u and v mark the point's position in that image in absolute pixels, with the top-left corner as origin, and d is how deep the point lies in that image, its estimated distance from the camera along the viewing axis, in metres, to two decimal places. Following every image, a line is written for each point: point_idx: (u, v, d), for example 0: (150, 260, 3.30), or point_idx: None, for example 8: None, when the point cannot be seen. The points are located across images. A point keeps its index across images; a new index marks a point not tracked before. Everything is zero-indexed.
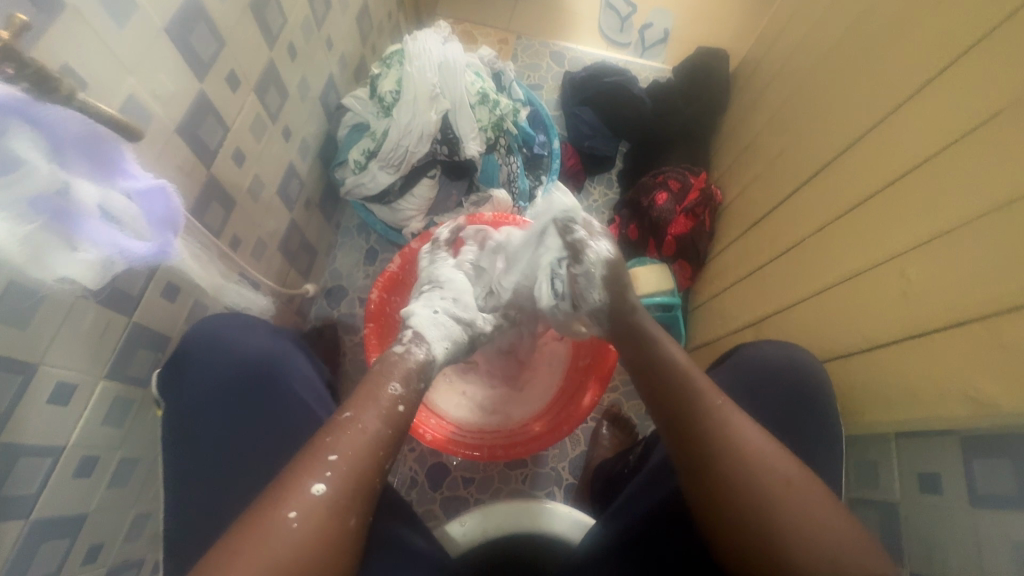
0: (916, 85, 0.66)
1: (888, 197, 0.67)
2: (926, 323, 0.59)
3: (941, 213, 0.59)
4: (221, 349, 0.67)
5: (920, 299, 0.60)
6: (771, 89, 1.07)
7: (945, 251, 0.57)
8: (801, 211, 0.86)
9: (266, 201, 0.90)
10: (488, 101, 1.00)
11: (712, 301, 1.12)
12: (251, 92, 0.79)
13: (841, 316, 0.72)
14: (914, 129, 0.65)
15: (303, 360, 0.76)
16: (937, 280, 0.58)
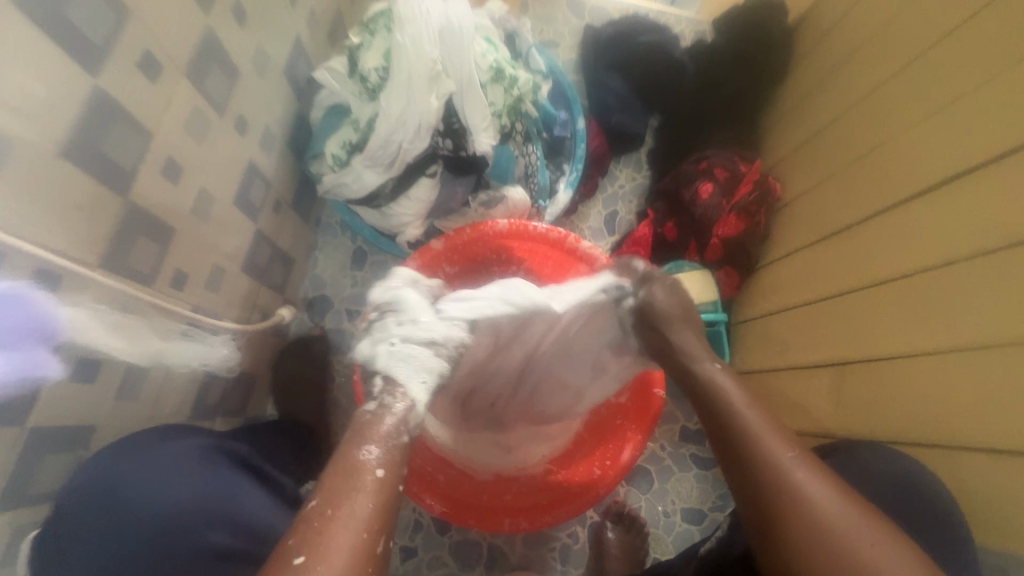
0: (928, 183, 0.66)
1: (895, 293, 0.68)
2: (925, 434, 0.62)
3: (938, 330, 0.62)
4: (142, 484, 0.53)
5: (916, 407, 0.64)
6: (854, 62, 0.85)
7: (945, 370, 0.60)
8: (869, 248, 0.74)
9: (220, 219, 0.70)
10: (504, 77, 0.77)
11: (765, 319, 0.95)
12: (182, 80, 0.57)
13: (845, 397, 0.74)
14: (924, 230, 0.66)
15: (254, 485, 0.62)
16: (937, 395, 0.61)
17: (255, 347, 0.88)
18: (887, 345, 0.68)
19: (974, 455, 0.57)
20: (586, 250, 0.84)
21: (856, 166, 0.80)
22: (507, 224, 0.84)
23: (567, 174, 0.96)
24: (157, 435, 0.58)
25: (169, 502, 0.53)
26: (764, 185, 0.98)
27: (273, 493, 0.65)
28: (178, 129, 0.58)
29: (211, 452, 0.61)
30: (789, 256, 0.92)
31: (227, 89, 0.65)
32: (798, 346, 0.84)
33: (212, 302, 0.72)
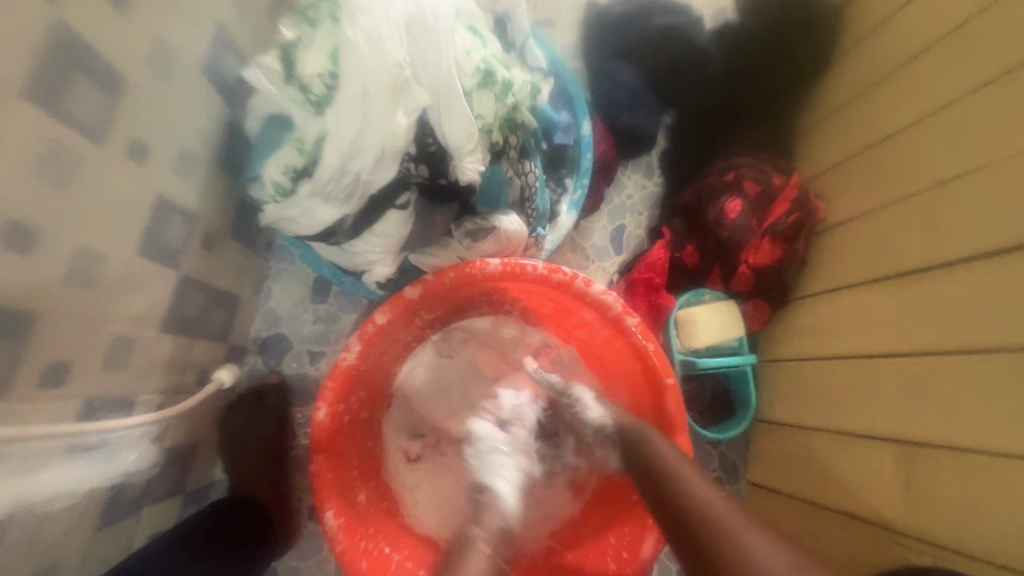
0: (998, 245, 0.56)
1: (942, 370, 0.59)
2: (944, 535, 0.56)
3: (992, 426, 0.53)
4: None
5: (945, 506, 0.57)
6: (919, 62, 0.69)
7: (995, 473, 0.52)
8: (967, 306, 0.58)
9: (115, 282, 0.52)
10: (495, 81, 0.59)
11: (802, 364, 0.81)
12: (18, 104, 0.39)
13: (867, 478, 0.66)
14: (990, 302, 0.55)
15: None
16: (975, 497, 0.54)
17: (190, 415, 0.71)
18: (977, 437, 0.54)
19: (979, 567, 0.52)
20: (597, 295, 0.69)
21: (935, 194, 0.64)
22: (499, 265, 0.67)
23: (570, 193, 0.79)
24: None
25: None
26: (804, 204, 0.82)
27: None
28: (18, 176, 0.40)
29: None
30: (839, 293, 0.77)
31: (107, 109, 0.47)
32: (851, 413, 0.70)
33: (114, 386, 0.55)
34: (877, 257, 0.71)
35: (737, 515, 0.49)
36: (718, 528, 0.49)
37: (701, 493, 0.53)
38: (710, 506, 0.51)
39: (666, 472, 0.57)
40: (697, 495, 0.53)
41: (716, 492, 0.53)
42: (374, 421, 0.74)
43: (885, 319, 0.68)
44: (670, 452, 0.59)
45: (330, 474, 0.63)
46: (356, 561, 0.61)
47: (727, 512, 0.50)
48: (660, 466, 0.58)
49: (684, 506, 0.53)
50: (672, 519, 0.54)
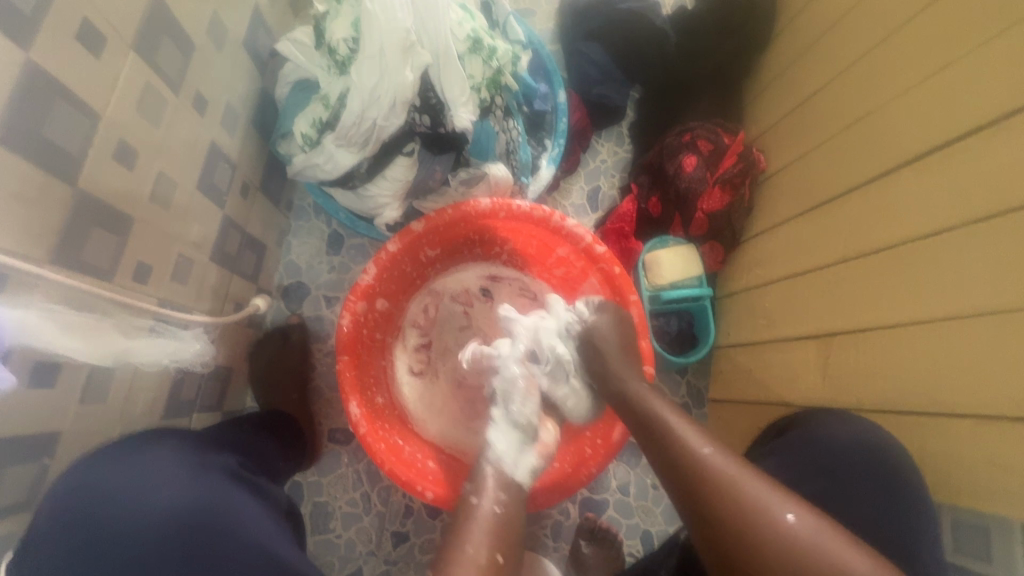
0: (936, 141, 0.63)
1: (895, 259, 0.67)
2: (919, 402, 0.62)
3: (944, 296, 0.60)
4: (132, 492, 0.50)
5: (912, 377, 0.63)
6: (832, 35, 0.85)
7: (952, 337, 0.58)
8: (916, 200, 0.65)
9: (183, 207, 0.65)
10: (482, 48, 0.74)
11: (753, 291, 0.95)
12: (130, 52, 0.52)
13: (845, 372, 0.72)
14: (932, 190, 0.63)
15: (248, 497, 0.59)
16: (938, 363, 0.60)
17: (229, 339, 0.84)
18: (872, 318, 0.69)
19: (953, 422, 0.58)
20: (571, 228, 0.82)
21: (843, 136, 0.79)
22: (489, 203, 0.81)
23: (549, 149, 0.93)
24: (128, 444, 0.55)
25: (157, 508, 0.50)
26: (747, 157, 0.97)
27: (265, 505, 0.62)
28: (128, 108, 0.53)
29: (201, 464, 0.57)
30: (777, 228, 0.92)
31: (182, 64, 0.60)
32: (788, 321, 0.84)
33: (180, 295, 0.68)
34: (805, 193, 0.86)
35: (706, 444, 0.59)
36: (687, 451, 0.59)
37: (640, 390, 0.69)
38: (685, 445, 0.60)
39: (649, 414, 0.66)
40: (637, 393, 0.69)
41: (688, 424, 0.62)
42: (386, 343, 0.88)
43: (844, 228, 0.76)
44: (639, 384, 0.70)
45: (351, 372, 0.76)
46: (376, 443, 0.75)
47: (694, 436, 0.60)
48: (633, 393, 0.69)
49: (663, 430, 0.63)
50: (647, 439, 0.64)
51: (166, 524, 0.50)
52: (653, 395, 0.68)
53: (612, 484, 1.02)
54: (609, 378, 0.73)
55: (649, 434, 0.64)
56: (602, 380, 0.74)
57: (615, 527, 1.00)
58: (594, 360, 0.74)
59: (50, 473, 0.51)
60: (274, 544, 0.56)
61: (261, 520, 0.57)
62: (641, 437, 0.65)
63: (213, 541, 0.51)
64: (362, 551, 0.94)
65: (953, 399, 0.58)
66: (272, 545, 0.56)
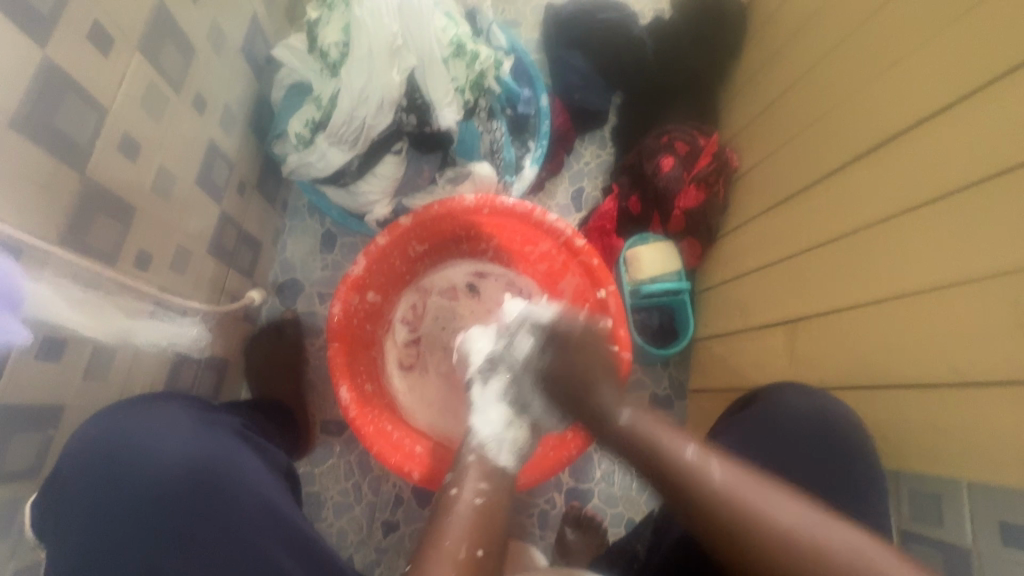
0: (887, 133, 0.68)
1: (853, 245, 0.71)
2: (875, 378, 0.66)
3: (897, 277, 0.64)
4: (142, 443, 0.53)
5: (869, 353, 0.67)
6: (796, 41, 0.91)
7: (904, 314, 0.62)
8: (871, 188, 0.70)
9: (182, 200, 0.69)
10: (465, 52, 0.79)
11: (728, 284, 0.99)
12: (135, 53, 0.56)
13: (811, 355, 0.76)
14: (884, 179, 0.68)
15: (250, 454, 0.60)
16: (892, 339, 0.64)
17: (225, 330, 0.87)
18: (833, 301, 0.73)
19: (904, 395, 0.62)
20: (552, 223, 0.86)
21: (806, 133, 0.84)
22: (474, 200, 0.85)
23: (532, 150, 0.97)
24: (138, 403, 0.58)
25: (162, 458, 0.53)
26: (720, 157, 1.02)
27: (267, 463, 0.63)
28: (133, 104, 0.57)
29: (205, 423, 0.59)
30: (749, 224, 0.96)
31: (183, 66, 0.65)
32: (759, 310, 0.88)
33: (179, 284, 0.71)
34: (773, 189, 0.91)
35: (688, 445, 0.61)
36: (670, 451, 0.61)
37: (624, 418, 0.68)
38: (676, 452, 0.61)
39: (639, 437, 0.65)
40: (626, 423, 0.67)
41: (671, 435, 0.63)
42: (376, 335, 0.92)
43: (809, 219, 0.80)
44: (609, 397, 0.71)
45: (341, 359, 0.80)
46: (365, 426, 0.78)
47: (676, 441, 0.62)
48: (615, 422, 0.68)
49: (657, 450, 0.62)
50: (637, 460, 0.64)
51: (170, 473, 0.52)
52: (638, 419, 0.67)
53: (597, 473, 1.05)
54: (582, 398, 0.72)
55: (638, 453, 0.64)
56: (580, 403, 0.72)
57: (600, 515, 1.02)
58: (578, 388, 0.72)
59: (55, 443, 0.54)
60: (275, 500, 0.57)
61: (262, 474, 0.59)
62: (624, 451, 0.66)
63: (209, 494, 0.53)
64: (353, 540, 0.96)
65: (901, 372, 0.62)
66: (273, 498, 0.57)
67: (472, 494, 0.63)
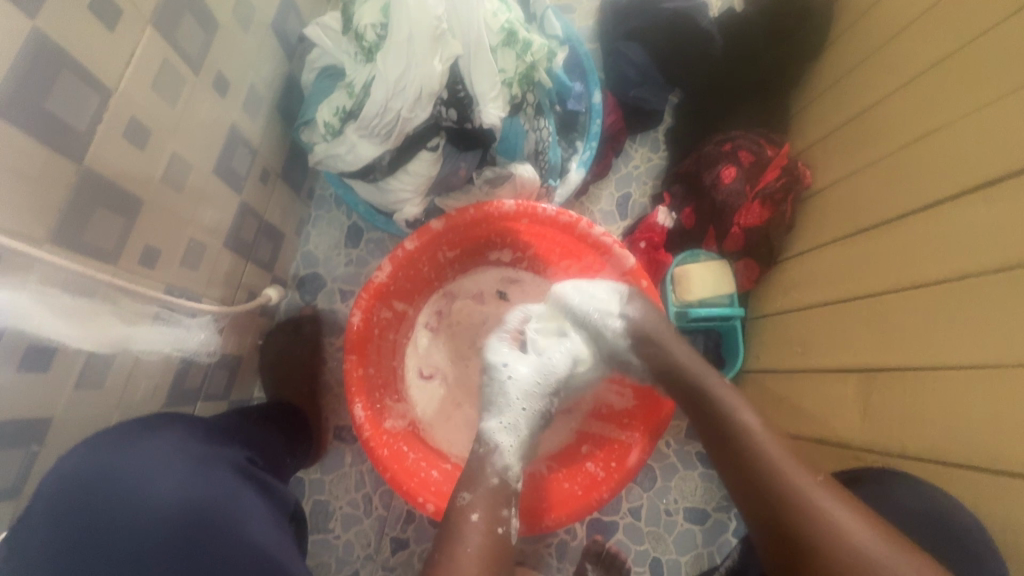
0: (1011, 166, 0.57)
1: (953, 293, 0.61)
2: (977, 457, 0.56)
3: (1008, 340, 0.54)
4: (131, 484, 0.49)
5: (966, 426, 0.58)
6: (898, 40, 0.78)
7: (1018, 385, 0.53)
8: (982, 229, 0.60)
9: (197, 190, 0.63)
10: (516, 41, 0.70)
11: (790, 315, 0.89)
12: (147, 26, 0.50)
13: (891, 416, 0.67)
14: (1002, 218, 0.58)
15: (253, 497, 0.55)
16: (996, 413, 0.54)
17: (241, 327, 0.82)
18: (925, 355, 0.63)
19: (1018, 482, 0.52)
20: (598, 237, 0.77)
21: (901, 154, 0.73)
22: (514, 206, 0.77)
23: (580, 152, 0.88)
24: (135, 430, 0.53)
25: (156, 504, 0.48)
26: (792, 171, 0.91)
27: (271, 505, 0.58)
28: (141, 86, 0.51)
29: (209, 459, 0.54)
30: (821, 249, 0.85)
31: (203, 42, 0.58)
32: (827, 349, 0.78)
33: (191, 281, 0.65)
34: (853, 213, 0.80)
35: (818, 488, 0.56)
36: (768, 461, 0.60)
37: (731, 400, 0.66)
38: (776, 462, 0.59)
39: (731, 422, 0.64)
40: (730, 406, 0.65)
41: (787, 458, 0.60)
42: (397, 344, 0.85)
43: (894, 256, 0.71)
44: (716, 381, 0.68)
45: (358, 372, 0.74)
46: (378, 448, 0.71)
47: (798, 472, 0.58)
48: (705, 384, 0.68)
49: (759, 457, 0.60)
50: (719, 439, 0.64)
51: (159, 522, 0.48)
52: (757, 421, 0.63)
53: (623, 506, 0.97)
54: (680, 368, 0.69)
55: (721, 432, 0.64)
56: (693, 395, 0.68)
57: (624, 552, 0.95)
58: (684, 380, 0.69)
59: (41, 459, 0.49)
60: (276, 552, 0.52)
61: (264, 521, 0.54)
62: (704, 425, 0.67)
63: (204, 546, 0.48)
64: (359, 555, 0.91)
65: (1016, 454, 0.52)
66: (269, 550, 0.52)
67: (485, 523, 0.61)
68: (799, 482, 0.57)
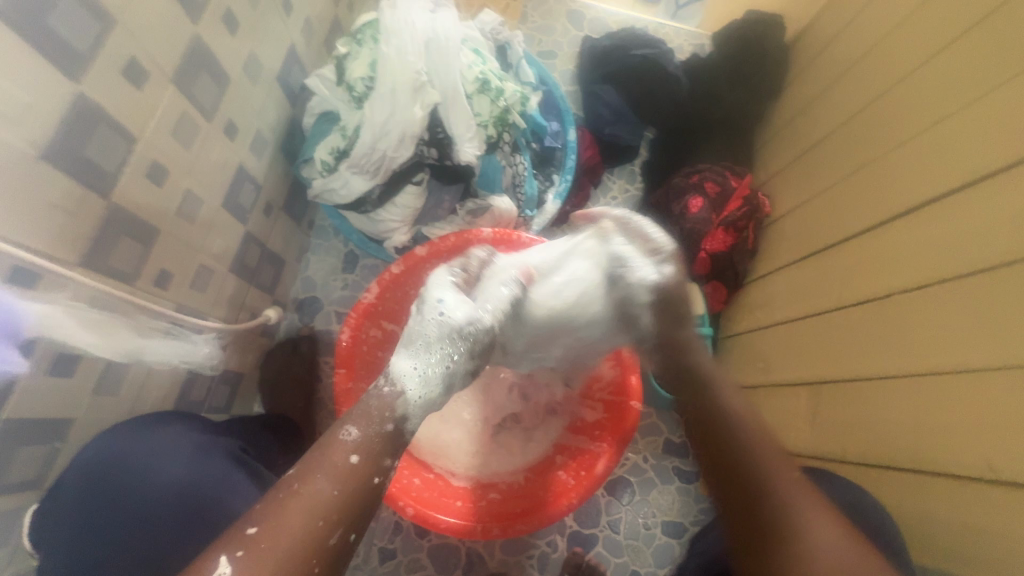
0: (929, 197, 0.65)
1: (885, 310, 0.67)
2: (905, 459, 0.62)
3: (931, 351, 0.60)
4: (141, 465, 0.59)
5: (897, 429, 0.63)
6: (844, 81, 0.87)
7: (937, 391, 0.59)
8: (907, 252, 0.66)
9: (207, 222, 0.71)
10: (491, 88, 0.79)
11: (754, 334, 0.94)
12: (169, 84, 0.59)
13: (837, 425, 0.72)
14: (923, 241, 0.65)
15: (244, 478, 0.64)
16: (920, 417, 0.60)
17: (242, 345, 0.89)
18: (864, 368, 0.69)
19: (942, 481, 0.57)
20: None
21: (842, 186, 0.81)
22: (492, 234, 0.85)
23: (556, 185, 0.96)
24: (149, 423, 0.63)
25: (161, 482, 0.60)
26: (752, 201, 0.98)
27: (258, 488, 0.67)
28: (163, 134, 0.60)
29: (205, 446, 0.64)
30: (780, 271, 0.92)
31: (216, 95, 0.67)
32: (784, 364, 0.84)
33: (198, 301, 0.73)
34: (806, 238, 0.87)
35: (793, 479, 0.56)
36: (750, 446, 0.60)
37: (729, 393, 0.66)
38: (757, 446, 0.60)
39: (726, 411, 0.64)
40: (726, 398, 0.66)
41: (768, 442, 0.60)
42: None
43: (837, 278, 0.77)
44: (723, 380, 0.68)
45: (347, 386, 0.81)
46: None
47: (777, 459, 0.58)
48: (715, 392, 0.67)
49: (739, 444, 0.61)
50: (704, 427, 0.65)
51: (164, 496, 0.59)
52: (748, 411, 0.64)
53: (602, 519, 1.00)
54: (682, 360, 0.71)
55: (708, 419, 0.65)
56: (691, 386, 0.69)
57: (603, 565, 0.98)
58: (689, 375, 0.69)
59: (61, 456, 0.56)
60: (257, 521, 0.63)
61: (249, 498, 0.63)
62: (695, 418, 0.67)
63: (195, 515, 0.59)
64: None
65: (937, 454, 0.58)
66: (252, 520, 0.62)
67: (360, 470, 0.51)
68: (778, 472, 0.57)
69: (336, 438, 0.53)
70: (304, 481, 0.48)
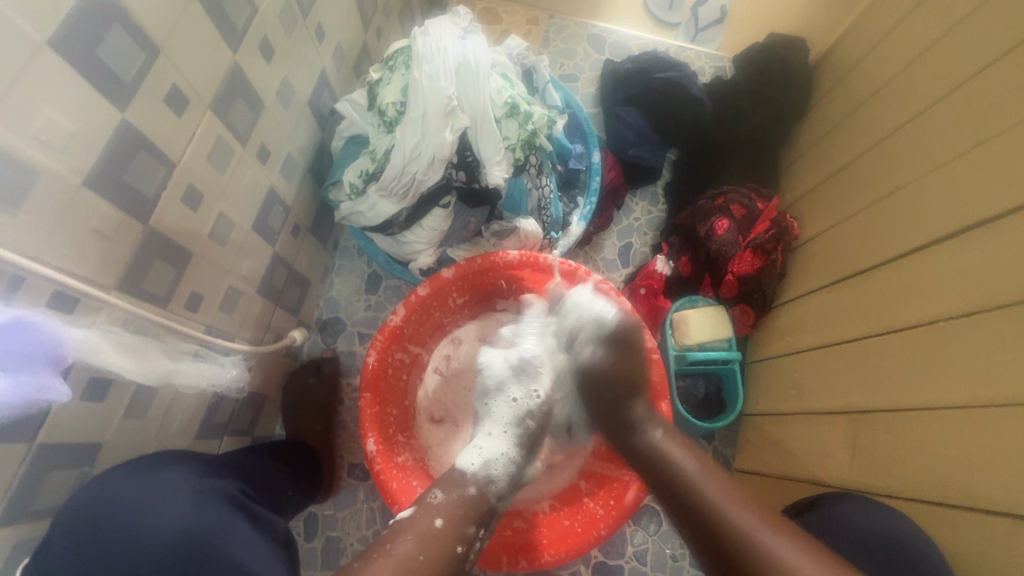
0: (967, 222, 0.63)
1: (926, 337, 0.65)
2: (948, 494, 0.59)
3: (975, 382, 0.58)
4: (132, 518, 0.52)
5: (939, 462, 0.61)
6: (874, 103, 0.86)
7: (984, 425, 0.56)
8: (948, 277, 0.64)
9: (238, 243, 0.72)
10: (519, 112, 0.80)
11: (786, 359, 0.92)
12: (206, 111, 0.60)
13: (875, 456, 0.70)
14: (965, 267, 0.62)
15: (244, 526, 0.59)
16: (964, 450, 0.58)
17: (267, 366, 0.89)
18: (908, 397, 0.66)
19: (992, 519, 0.54)
20: (597, 284, 0.83)
21: (875, 209, 0.79)
22: (518, 255, 0.84)
23: (581, 207, 0.96)
24: (146, 466, 0.58)
25: (158, 531, 0.52)
26: (781, 223, 0.96)
27: (261, 533, 0.62)
28: (200, 160, 0.61)
29: (203, 490, 0.59)
30: (810, 295, 0.90)
31: (251, 120, 0.68)
32: (819, 393, 0.82)
33: (226, 323, 0.73)
34: (837, 262, 0.85)
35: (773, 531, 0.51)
36: (691, 479, 0.58)
37: (657, 435, 0.66)
38: (711, 498, 0.56)
39: (680, 473, 0.60)
40: (656, 439, 0.65)
41: (710, 476, 0.58)
42: (409, 385, 0.90)
43: (873, 303, 0.75)
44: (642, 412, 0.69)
45: (372, 409, 0.80)
46: (388, 482, 0.76)
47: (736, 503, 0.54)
48: (646, 445, 0.65)
49: (681, 477, 0.59)
50: (659, 489, 0.61)
51: (160, 548, 0.51)
52: (675, 445, 0.64)
53: (628, 550, 0.97)
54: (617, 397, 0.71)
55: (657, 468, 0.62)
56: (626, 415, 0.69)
57: None
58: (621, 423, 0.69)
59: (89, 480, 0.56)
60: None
61: (256, 552, 0.58)
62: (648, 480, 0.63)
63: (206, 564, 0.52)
64: None
65: (983, 489, 0.55)
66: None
67: (446, 531, 0.55)
68: (713, 494, 0.56)
69: (422, 507, 0.58)
70: (394, 542, 0.52)
